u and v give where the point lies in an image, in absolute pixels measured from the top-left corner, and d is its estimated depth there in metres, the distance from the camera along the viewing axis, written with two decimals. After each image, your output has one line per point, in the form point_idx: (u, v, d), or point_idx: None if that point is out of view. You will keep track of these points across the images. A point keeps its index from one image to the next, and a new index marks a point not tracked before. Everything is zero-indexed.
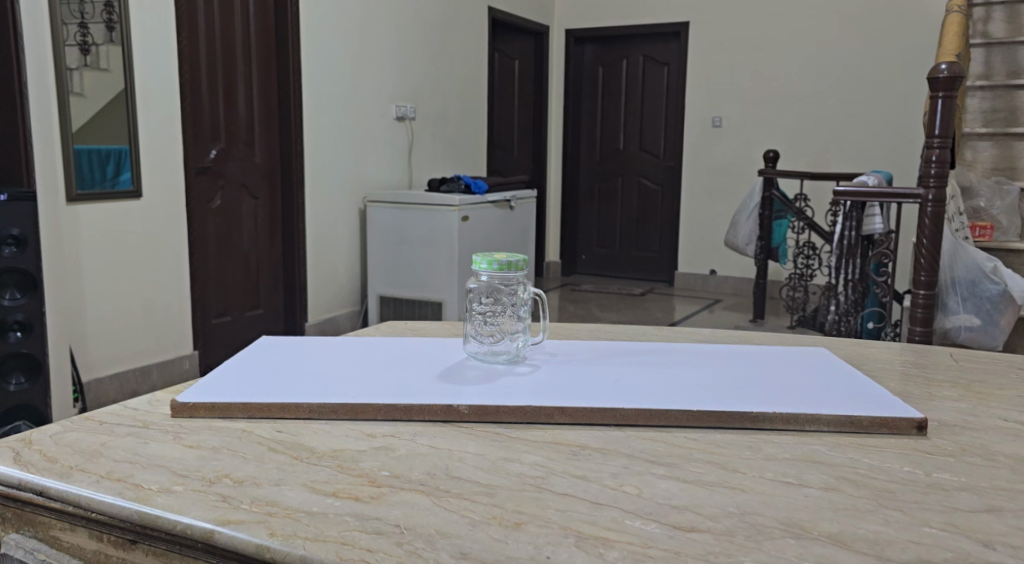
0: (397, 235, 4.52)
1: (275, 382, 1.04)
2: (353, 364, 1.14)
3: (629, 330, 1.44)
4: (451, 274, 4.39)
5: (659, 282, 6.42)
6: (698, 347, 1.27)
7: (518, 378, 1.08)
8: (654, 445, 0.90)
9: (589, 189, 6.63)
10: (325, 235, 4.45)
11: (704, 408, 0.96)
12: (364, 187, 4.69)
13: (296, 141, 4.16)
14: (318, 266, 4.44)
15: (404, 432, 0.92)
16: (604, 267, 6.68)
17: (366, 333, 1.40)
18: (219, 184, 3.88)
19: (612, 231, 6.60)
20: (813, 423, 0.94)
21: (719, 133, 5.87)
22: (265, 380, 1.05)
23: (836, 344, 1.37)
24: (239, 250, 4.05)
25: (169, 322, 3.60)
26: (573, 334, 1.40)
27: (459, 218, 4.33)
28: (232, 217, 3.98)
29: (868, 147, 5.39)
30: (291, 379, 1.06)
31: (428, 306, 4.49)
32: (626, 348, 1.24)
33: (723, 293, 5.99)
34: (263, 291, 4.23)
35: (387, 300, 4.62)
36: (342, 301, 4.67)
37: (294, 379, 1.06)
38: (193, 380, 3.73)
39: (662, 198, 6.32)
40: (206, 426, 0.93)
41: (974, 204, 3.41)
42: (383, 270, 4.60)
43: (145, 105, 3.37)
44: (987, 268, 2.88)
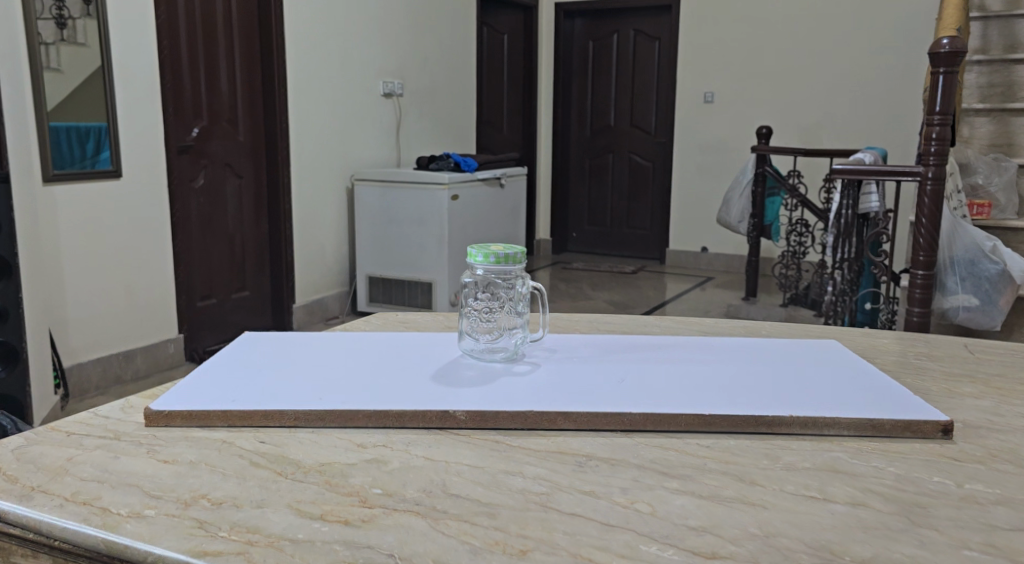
0: (386, 215, 4.44)
1: (257, 384, 0.98)
2: (340, 363, 1.07)
3: (630, 321, 1.38)
4: (441, 254, 4.32)
5: (650, 260, 6.37)
6: (703, 341, 1.21)
7: (517, 378, 1.02)
8: (664, 455, 0.84)
9: (580, 166, 6.55)
10: (311, 215, 4.36)
11: (716, 413, 0.90)
12: (351, 165, 4.59)
13: (281, 121, 4.07)
14: (305, 245, 4.35)
15: (396, 442, 0.86)
16: (595, 245, 6.62)
17: (356, 327, 1.34)
18: (202, 163, 3.77)
19: (603, 208, 6.53)
20: (833, 427, 0.89)
21: (710, 108, 5.79)
22: (247, 383, 0.98)
23: (845, 334, 1.31)
24: (224, 230, 3.96)
25: (152, 306, 3.53)
26: (572, 326, 1.34)
27: (449, 197, 4.25)
28: (217, 196, 3.89)
29: (861, 122, 5.32)
30: (276, 380, 1.00)
31: (417, 287, 4.43)
32: (630, 342, 1.18)
33: (715, 270, 5.95)
34: (249, 273, 4.14)
35: (376, 281, 4.54)
36: (331, 282, 4.60)
37: (280, 380, 1.00)
38: (177, 365, 3.66)
39: (654, 174, 6.25)
40: (182, 437, 0.86)
41: (972, 180, 3.33)
42: (371, 250, 4.52)
43: (124, 83, 3.27)
44: (986, 247, 2.84)
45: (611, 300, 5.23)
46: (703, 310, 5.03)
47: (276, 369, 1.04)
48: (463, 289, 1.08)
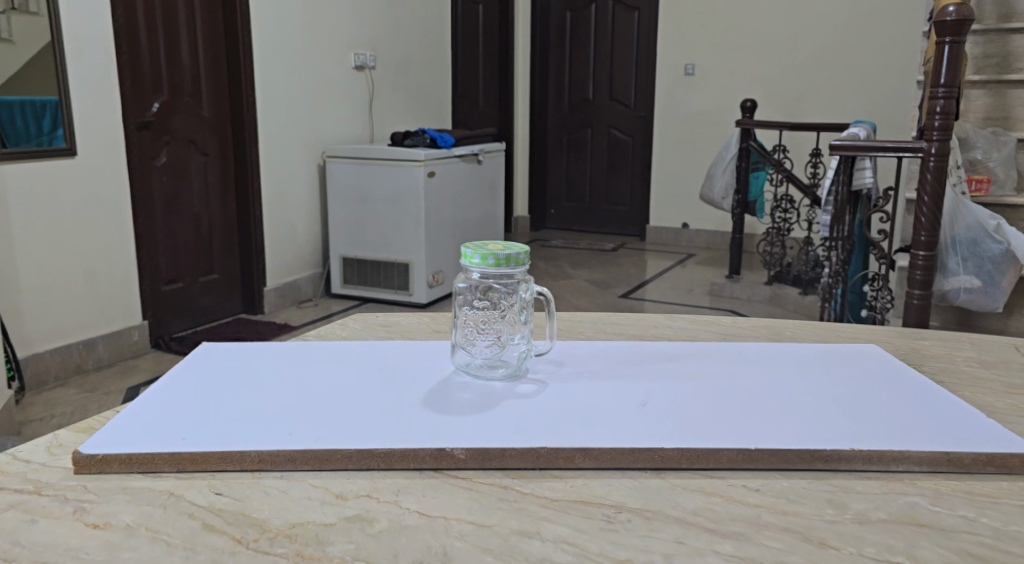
0: (359, 193, 4.25)
1: (212, 414, 0.82)
2: (311, 382, 0.92)
3: (639, 323, 1.23)
4: (417, 233, 4.14)
5: (630, 236, 6.24)
6: (727, 347, 1.07)
7: (522, 402, 0.87)
8: (708, 503, 0.70)
9: (558, 140, 6.37)
10: (279, 194, 4.15)
11: (763, 447, 0.76)
12: (323, 141, 4.38)
13: (247, 95, 3.84)
14: (274, 225, 4.15)
15: (384, 490, 0.71)
16: (573, 221, 6.47)
17: (331, 331, 1.18)
18: (164, 140, 3.56)
19: (582, 183, 6.36)
20: (901, 463, 0.75)
21: (691, 81, 5.64)
22: (202, 413, 0.82)
23: (881, 336, 1.18)
24: (189, 211, 3.76)
25: (114, 292, 3.33)
26: (577, 329, 1.19)
27: (425, 174, 4.07)
28: (181, 174, 3.67)
29: (845, 94, 5.19)
30: (235, 407, 0.84)
31: (393, 268, 4.26)
32: (647, 351, 1.04)
33: (696, 246, 5.83)
34: (217, 255, 3.95)
35: (350, 262, 4.36)
36: (303, 264, 4.40)
37: (239, 408, 0.84)
38: (141, 353, 3.46)
39: (634, 149, 6.09)
40: (120, 489, 0.70)
41: (971, 155, 3.20)
42: (345, 229, 4.33)
43: (77, 53, 3.04)
44: (990, 226, 2.74)
45: (591, 278, 5.09)
46: (686, 289, 4.90)
47: (236, 392, 0.88)
48: (458, 295, 0.93)
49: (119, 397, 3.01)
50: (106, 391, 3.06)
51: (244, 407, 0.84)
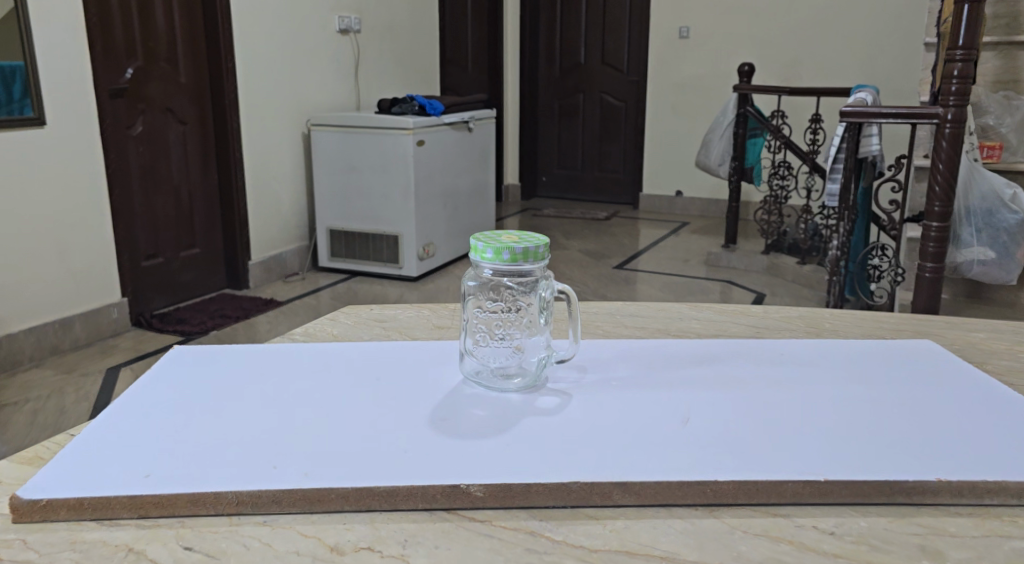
0: (345, 162, 4.09)
1: (180, 441, 0.70)
2: (298, 397, 0.79)
3: (660, 314, 1.12)
4: (406, 203, 4.00)
5: (623, 204, 6.11)
6: (767, 346, 0.95)
7: (544, 419, 0.75)
8: (779, 552, 0.59)
9: (549, 106, 6.19)
10: (262, 164, 3.98)
11: (836, 478, 0.64)
12: (307, 109, 4.21)
13: (227, 59, 3.67)
14: (258, 196, 3.99)
15: (388, 540, 0.60)
16: (565, 189, 6.33)
17: (320, 328, 1.06)
18: (139, 108, 3.39)
19: (574, 150, 6.21)
20: (997, 496, 0.64)
21: (685, 44, 5.47)
22: (168, 439, 0.70)
23: (931, 328, 1.07)
24: (168, 181, 3.60)
25: (90, 267, 3.18)
26: (593, 323, 1.08)
27: (414, 142, 3.91)
28: (159, 145, 3.51)
29: (841, 57, 5.05)
30: (207, 431, 0.72)
31: (382, 241, 4.12)
32: (679, 352, 0.92)
33: (690, 215, 5.71)
34: (199, 227, 3.80)
35: (337, 234, 4.22)
36: (289, 237, 4.25)
37: (213, 431, 0.72)
38: (121, 331, 3.32)
39: (627, 115, 5.93)
40: (67, 545, 0.59)
41: (983, 121, 3.09)
42: (331, 200, 4.18)
43: (42, 16, 2.85)
44: (1006, 195, 2.58)
45: (584, 248, 4.97)
46: (681, 259, 4.77)
47: (210, 412, 0.76)
48: (466, 295, 0.82)
49: (98, 379, 2.88)
50: (84, 372, 2.93)
51: (219, 431, 0.72)
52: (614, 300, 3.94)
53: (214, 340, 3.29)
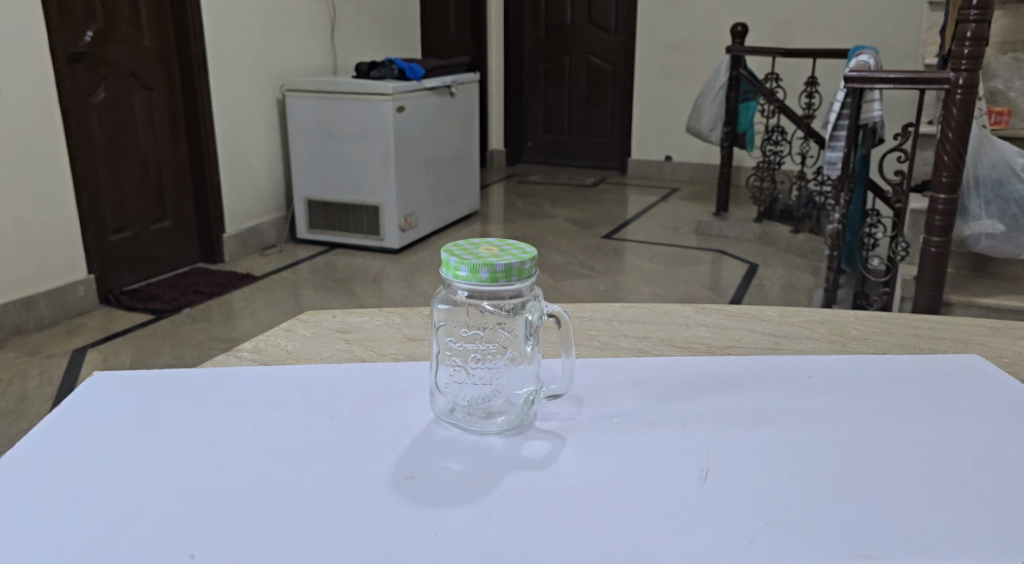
0: (322, 129, 3.89)
1: (82, 527, 0.57)
2: (234, 454, 0.66)
3: (663, 319, 0.98)
4: (387, 172, 3.83)
5: (611, 169, 5.94)
6: (791, 363, 0.82)
7: (532, 474, 0.62)
8: None
9: (534, 69, 5.98)
10: (235, 132, 3.78)
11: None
12: (281, 73, 4.00)
13: (194, 21, 3.45)
14: (231, 164, 3.80)
15: None
16: (551, 154, 6.14)
17: (275, 341, 0.92)
18: (101, 74, 3.18)
19: (560, 114, 6.02)
20: None
21: (675, 4, 5.27)
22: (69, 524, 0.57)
23: (973, 334, 0.94)
24: (135, 151, 3.40)
25: (53, 241, 3.00)
26: (590, 332, 0.94)
27: (394, 108, 3.73)
28: (124, 112, 3.31)
29: (836, 17, 4.87)
30: (120, 510, 0.59)
31: (362, 212, 3.96)
32: (689, 376, 0.78)
33: (680, 180, 5.56)
34: (168, 199, 3.62)
35: (316, 204, 4.04)
36: (264, 207, 4.07)
37: (128, 510, 0.59)
38: (89, 310, 3.16)
39: (614, 77, 5.74)
40: None
41: (991, 85, 2.93)
42: (308, 169, 3.99)
43: None
44: (1017, 165, 2.46)
45: (572, 216, 4.81)
46: (671, 228, 4.61)
47: (126, 481, 0.62)
48: (436, 321, 0.67)
49: (63, 361, 2.73)
50: (49, 353, 2.77)
51: (137, 509, 0.59)
52: (603, 272, 3.79)
53: (186, 318, 3.13)
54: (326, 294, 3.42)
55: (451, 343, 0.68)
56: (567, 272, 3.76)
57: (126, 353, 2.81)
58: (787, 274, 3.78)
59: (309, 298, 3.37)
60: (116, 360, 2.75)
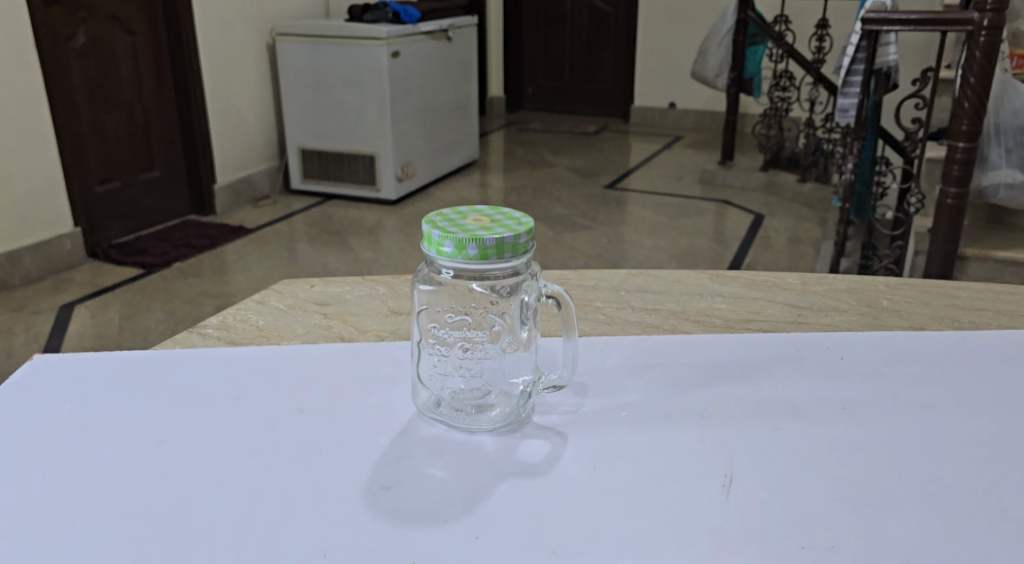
0: (314, 75, 3.75)
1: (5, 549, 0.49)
2: (187, 457, 0.57)
3: (675, 290, 0.89)
4: (382, 120, 3.70)
5: (613, 116, 5.78)
6: (818, 340, 0.73)
7: (529, 483, 0.53)
8: None
9: (534, 12, 5.78)
10: (224, 79, 3.64)
11: None
12: (270, 16, 3.84)
13: None
14: (220, 112, 3.66)
15: None
16: (552, 101, 5.98)
17: (246, 317, 0.83)
18: (80, 17, 3.04)
19: (561, 59, 5.84)
20: None
21: None
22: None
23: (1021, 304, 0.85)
24: (119, 98, 3.27)
25: (36, 193, 2.90)
26: (596, 305, 0.85)
27: (388, 53, 3.58)
28: (106, 57, 3.18)
29: None
30: (52, 526, 0.51)
31: (358, 161, 3.84)
32: (706, 358, 0.69)
33: (684, 127, 5.40)
34: (156, 148, 3.50)
35: (310, 154, 3.92)
36: (256, 157, 3.94)
37: (60, 528, 0.51)
38: (76, 265, 3.06)
39: (617, 21, 5.54)
40: None
41: (1016, 26, 2.77)
42: (301, 116, 3.85)
43: None
44: None
45: (573, 165, 4.68)
46: (675, 177, 4.48)
47: (60, 487, 0.54)
48: (419, 309, 0.59)
49: (50, 317, 2.64)
50: (35, 310, 2.69)
51: (70, 526, 0.51)
52: (605, 223, 3.68)
53: (177, 273, 3.04)
54: (321, 247, 3.32)
55: (435, 331, 0.59)
56: (568, 224, 3.65)
57: (115, 309, 2.72)
58: (793, 225, 3.67)
59: (304, 251, 3.27)
60: (105, 316, 2.66)
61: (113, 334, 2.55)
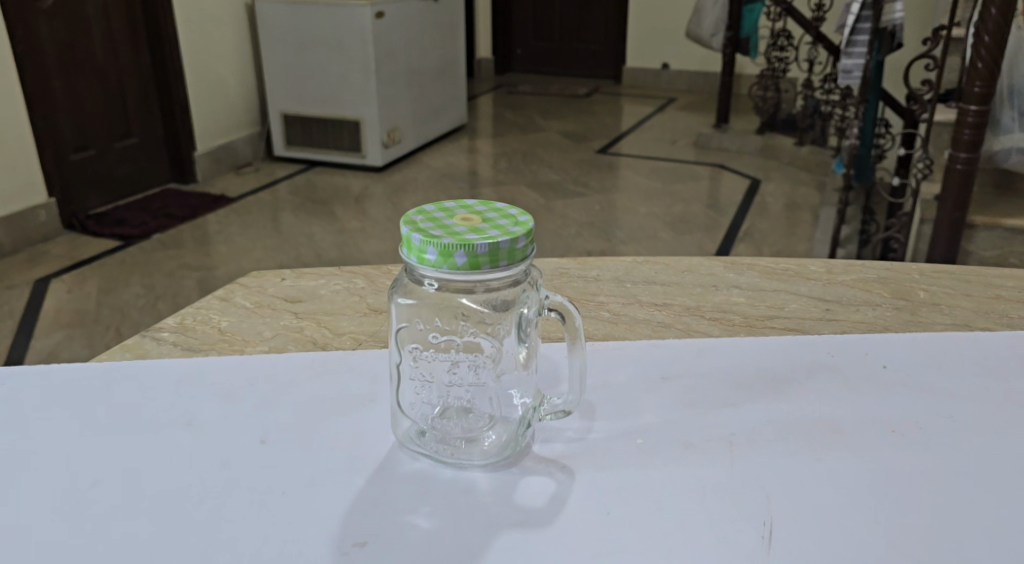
0: (296, 37, 3.60)
1: None
2: (124, 502, 0.48)
3: (687, 281, 0.80)
4: (366, 84, 3.57)
5: (605, 78, 5.64)
6: (856, 342, 0.64)
7: (530, 535, 0.45)
8: None
9: None
10: (201, 42, 3.49)
11: None
12: None
13: None
14: (199, 76, 3.52)
15: None
16: (543, 63, 5.83)
17: (211, 315, 0.74)
18: None
19: (552, 19, 5.68)
20: None
21: None
22: None
23: None
24: (92, 61, 3.12)
25: (8, 162, 2.77)
26: (600, 300, 0.76)
27: (372, 14, 3.44)
28: (76, 18, 3.02)
29: None
30: None
31: (342, 127, 3.71)
32: (730, 369, 0.61)
33: (678, 89, 5.27)
34: (133, 113, 3.36)
35: (292, 120, 3.78)
36: (238, 123, 3.80)
37: None
38: (52, 237, 2.95)
39: None
40: None
41: None
42: (282, 81, 3.71)
43: None
44: None
45: (565, 129, 4.56)
46: (669, 140, 4.37)
47: None
48: (400, 328, 0.50)
49: (24, 292, 2.53)
50: (9, 285, 2.58)
51: None
52: (598, 189, 3.58)
53: (157, 244, 2.93)
54: (306, 216, 3.21)
55: (417, 353, 0.50)
56: (560, 190, 3.55)
57: (92, 283, 2.61)
58: (791, 190, 3.57)
59: (288, 221, 3.16)
60: (82, 291, 2.56)
61: (90, 309, 2.44)
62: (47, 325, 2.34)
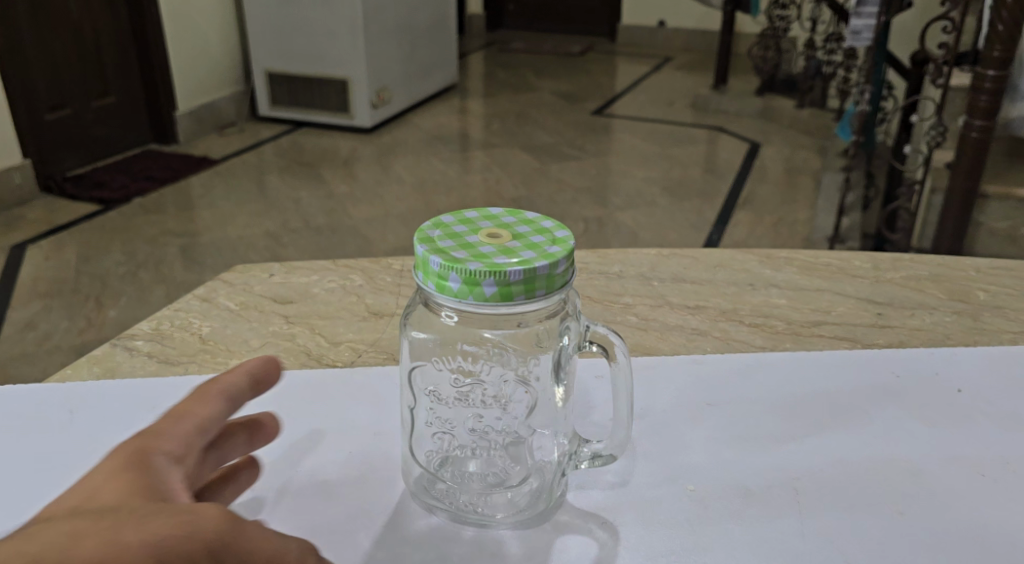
0: None
1: None
2: None
3: (721, 280, 0.72)
4: (354, 41, 3.43)
5: (599, 36, 5.49)
6: (923, 358, 0.57)
7: None
8: None
9: None
10: None
11: None
12: None
13: None
14: (179, 31, 3.36)
15: None
16: (535, 19, 5.67)
17: (191, 319, 0.65)
18: None
19: None
20: None
21: None
22: None
23: None
24: (66, 15, 2.97)
25: None
26: (627, 301, 0.68)
27: None
28: None
29: None
30: None
31: (329, 86, 3.58)
32: (783, 392, 0.53)
33: (674, 48, 5.13)
34: (110, 70, 3.22)
35: (277, 78, 3.64)
36: (220, 80, 3.66)
37: None
38: (28, 200, 2.83)
39: None
40: None
41: None
42: (266, 37, 3.56)
43: None
44: None
45: (557, 89, 4.44)
46: (666, 101, 4.25)
47: None
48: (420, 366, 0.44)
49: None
50: None
51: None
52: (593, 153, 3.48)
53: (138, 209, 2.81)
54: (292, 180, 3.10)
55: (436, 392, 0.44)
56: (554, 153, 3.45)
57: (71, 249, 2.50)
58: (791, 154, 3.49)
59: (274, 184, 3.05)
60: (60, 258, 2.45)
61: (69, 277, 2.34)
62: (24, 294, 2.24)
